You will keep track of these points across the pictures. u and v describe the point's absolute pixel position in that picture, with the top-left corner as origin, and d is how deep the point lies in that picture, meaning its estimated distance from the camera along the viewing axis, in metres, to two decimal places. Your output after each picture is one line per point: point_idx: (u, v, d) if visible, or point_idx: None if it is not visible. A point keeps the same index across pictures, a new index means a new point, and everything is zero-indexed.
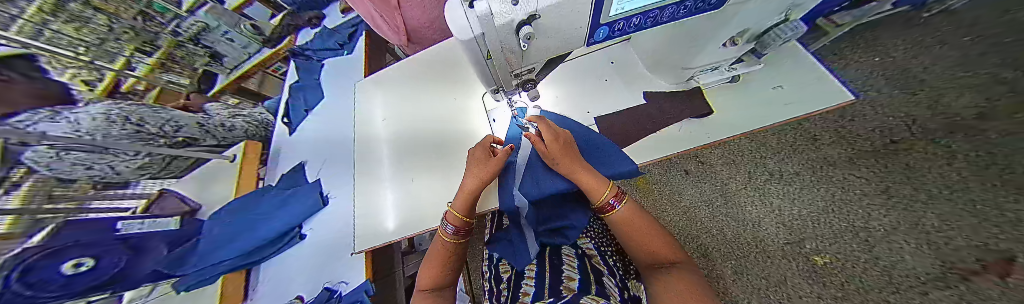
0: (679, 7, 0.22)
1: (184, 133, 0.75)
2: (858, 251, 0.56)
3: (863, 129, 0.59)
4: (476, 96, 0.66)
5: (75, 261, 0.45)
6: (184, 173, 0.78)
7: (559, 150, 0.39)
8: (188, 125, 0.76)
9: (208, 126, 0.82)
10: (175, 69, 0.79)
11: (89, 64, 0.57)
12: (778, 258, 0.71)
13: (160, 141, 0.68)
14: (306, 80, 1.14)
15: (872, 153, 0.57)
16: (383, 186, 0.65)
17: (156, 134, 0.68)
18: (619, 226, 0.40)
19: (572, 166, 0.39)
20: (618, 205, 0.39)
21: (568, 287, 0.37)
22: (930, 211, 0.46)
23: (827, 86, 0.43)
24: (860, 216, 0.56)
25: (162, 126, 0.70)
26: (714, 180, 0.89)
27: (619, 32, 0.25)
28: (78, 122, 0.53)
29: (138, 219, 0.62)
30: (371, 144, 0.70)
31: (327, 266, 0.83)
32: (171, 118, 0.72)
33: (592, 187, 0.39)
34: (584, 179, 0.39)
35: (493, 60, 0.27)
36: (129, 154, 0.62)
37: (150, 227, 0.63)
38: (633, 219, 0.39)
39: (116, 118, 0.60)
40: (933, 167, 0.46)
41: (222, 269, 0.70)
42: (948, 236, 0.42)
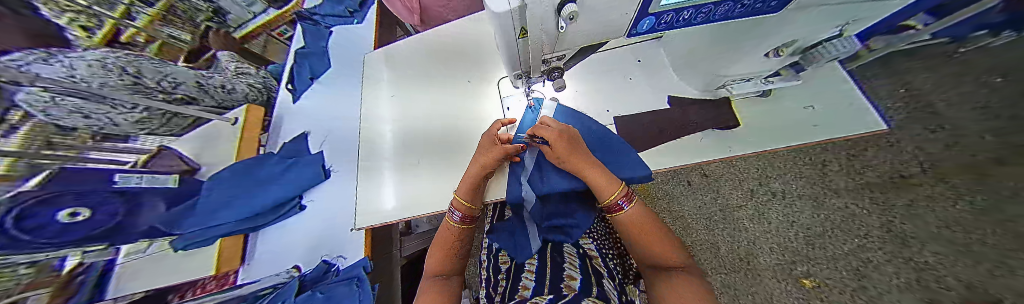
0: (735, 4, 0.20)
1: (183, 91, 0.71)
2: (848, 279, 0.54)
3: (875, 160, 0.53)
4: (491, 81, 0.63)
5: (71, 210, 0.47)
6: (184, 132, 0.75)
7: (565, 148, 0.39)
8: (186, 83, 0.73)
9: (207, 86, 0.78)
10: (177, 24, 0.77)
11: (87, 9, 0.59)
12: (770, 277, 0.72)
13: (160, 97, 0.66)
14: (312, 46, 1.09)
15: (879, 185, 0.51)
16: (388, 164, 0.64)
17: (156, 88, 0.65)
18: (627, 227, 0.40)
19: (580, 164, 0.39)
20: (625, 206, 0.39)
21: (568, 285, 0.40)
22: (925, 248, 0.42)
23: (862, 111, 0.42)
24: (855, 247, 0.54)
25: (161, 81, 0.67)
26: (715, 194, 0.90)
27: (665, 25, 0.24)
28: (73, 66, 0.52)
29: (138, 173, 0.61)
30: (378, 120, 0.68)
31: (329, 240, 0.86)
32: (169, 73, 0.70)
33: (601, 185, 0.39)
34: (593, 178, 0.39)
35: (525, 40, 0.24)
36: (128, 107, 0.60)
37: (149, 182, 0.61)
38: (641, 221, 0.39)
39: (113, 68, 0.58)
40: (934, 204, 0.42)
41: (220, 231, 0.69)
42: (938, 275, 0.39)
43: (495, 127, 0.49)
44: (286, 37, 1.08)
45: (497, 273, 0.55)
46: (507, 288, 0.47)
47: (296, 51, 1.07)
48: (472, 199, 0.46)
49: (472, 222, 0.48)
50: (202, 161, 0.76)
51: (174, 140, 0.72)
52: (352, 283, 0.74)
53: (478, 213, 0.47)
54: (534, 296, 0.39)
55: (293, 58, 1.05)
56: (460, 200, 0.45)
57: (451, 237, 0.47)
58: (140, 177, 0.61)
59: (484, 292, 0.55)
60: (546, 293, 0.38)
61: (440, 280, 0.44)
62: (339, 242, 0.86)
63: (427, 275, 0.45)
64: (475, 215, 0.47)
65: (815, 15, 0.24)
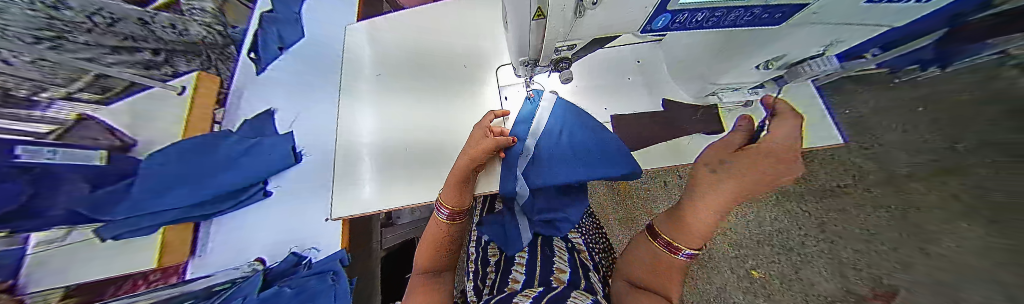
0: (744, 12, 0.21)
1: (121, 30, 0.64)
2: (777, 271, 0.59)
3: (805, 167, 0.57)
4: (489, 68, 0.60)
5: None
6: (115, 100, 0.61)
7: (746, 171, 0.32)
8: (125, 20, 0.65)
9: (153, 26, 0.70)
10: None
11: None
12: (727, 269, 0.77)
13: (82, 37, 0.57)
14: (282, 9, 0.95)
15: None
16: (371, 149, 0.59)
17: (78, 27, 0.57)
18: (652, 256, 0.41)
19: (719, 199, 0.33)
20: (685, 257, 0.38)
21: (556, 278, 0.43)
22: (824, 245, 0.47)
23: (824, 126, 0.47)
24: (787, 244, 0.58)
25: (90, 17, 0.59)
26: (690, 194, 0.96)
27: (676, 25, 0.24)
28: None
29: (49, 147, 0.51)
30: (359, 100, 0.62)
31: (302, 231, 0.80)
32: (100, 7, 0.60)
33: (699, 232, 0.36)
34: (708, 212, 0.34)
35: (542, 21, 0.22)
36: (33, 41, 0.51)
37: (65, 158, 0.52)
38: (673, 267, 0.40)
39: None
40: (829, 210, 0.46)
41: (166, 217, 0.61)
42: (825, 265, 0.46)
43: (488, 119, 0.49)
44: None
45: (487, 266, 0.55)
46: (497, 280, 0.49)
47: (261, 15, 0.92)
48: (462, 193, 0.44)
49: (464, 217, 0.46)
50: (141, 136, 0.64)
51: (100, 109, 0.59)
52: (326, 277, 0.72)
53: (468, 207, 0.46)
54: (524, 288, 0.40)
55: (257, 22, 0.91)
56: (449, 196, 0.44)
57: (441, 231, 0.46)
58: (51, 151, 0.51)
59: (472, 285, 0.56)
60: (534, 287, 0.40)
61: (431, 277, 0.43)
62: (313, 233, 0.81)
63: (417, 272, 0.44)
64: (466, 209, 0.46)
65: (814, 32, 0.25)
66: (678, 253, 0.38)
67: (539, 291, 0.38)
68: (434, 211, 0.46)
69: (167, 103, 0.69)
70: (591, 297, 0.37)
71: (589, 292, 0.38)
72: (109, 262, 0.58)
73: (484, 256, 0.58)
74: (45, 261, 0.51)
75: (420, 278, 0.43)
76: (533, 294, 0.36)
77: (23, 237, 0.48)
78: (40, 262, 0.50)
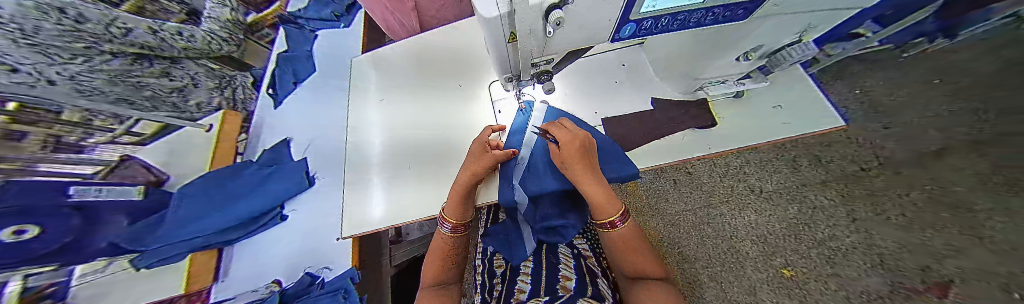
0: (706, 13, 0.22)
1: (135, 39, 0.63)
2: (821, 266, 0.58)
3: (835, 157, 0.59)
4: (481, 84, 0.64)
5: (14, 228, 0.42)
6: (150, 141, 0.69)
7: (573, 153, 0.37)
8: (138, 29, 0.64)
9: (161, 33, 0.69)
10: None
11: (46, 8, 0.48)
12: (751, 268, 0.72)
13: (102, 46, 0.58)
14: (297, 50, 1.08)
15: (845, 179, 0.56)
16: (373, 170, 0.61)
17: (145, 71, 0.67)
18: (614, 243, 0.42)
19: (581, 172, 0.38)
20: (620, 225, 0.40)
21: (563, 286, 0.42)
22: (884, 233, 0.47)
23: (823, 111, 0.46)
24: (826, 235, 0.57)
25: (153, 61, 0.68)
26: (700, 190, 0.87)
27: (644, 31, 0.25)
28: (46, 72, 0.49)
29: (96, 186, 0.56)
30: (360, 125, 0.65)
31: (315, 251, 0.82)
32: (162, 51, 0.70)
33: (599, 204, 0.39)
34: (589, 186, 0.38)
35: (515, 44, 0.24)
36: (65, 57, 0.52)
37: (111, 195, 0.57)
38: (629, 238, 0.41)
39: (50, 9, 0.48)
40: (892, 197, 0.46)
41: (191, 246, 0.65)
42: (899, 256, 0.44)
43: (486, 133, 0.49)
44: (267, 39, 1.04)
45: (493, 278, 0.54)
46: (505, 291, 0.47)
47: (278, 55, 1.05)
48: (465, 206, 0.45)
49: (466, 230, 0.47)
50: (170, 168, 0.71)
51: (139, 150, 0.66)
52: (340, 296, 0.75)
53: (469, 220, 0.47)
54: (531, 298, 0.40)
55: (275, 61, 1.03)
56: (451, 210, 0.44)
57: (446, 247, 0.46)
58: (99, 189, 0.56)
59: (479, 296, 0.53)
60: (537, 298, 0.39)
61: (438, 289, 0.44)
62: (326, 253, 0.85)
63: (425, 286, 0.45)
64: (468, 222, 0.47)
65: (786, 23, 0.27)
66: (613, 229, 0.40)
67: (546, 300, 0.37)
68: (438, 226, 0.47)
69: (196, 140, 0.78)
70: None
71: (596, 299, 0.37)
72: (138, 292, 0.60)
73: (491, 268, 0.58)
74: (89, 293, 0.53)
75: (427, 292, 0.43)
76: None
77: (67, 270, 0.51)
78: (84, 294, 0.53)
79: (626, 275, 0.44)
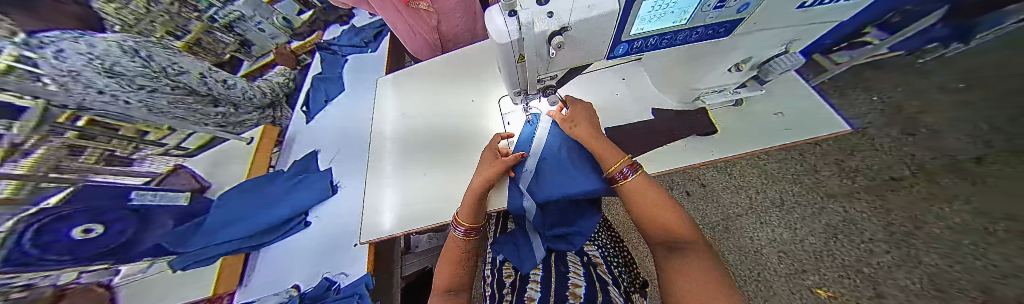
0: (691, 33, 0.26)
1: (196, 78, 0.75)
2: (859, 287, 0.48)
3: (862, 164, 0.52)
4: (491, 99, 0.69)
5: (83, 227, 0.50)
6: (198, 153, 0.79)
7: (581, 113, 0.45)
8: (191, 73, 0.74)
9: (209, 79, 0.79)
10: (218, 38, 0.89)
11: (121, 46, 0.59)
12: (781, 288, 0.64)
13: (163, 82, 0.66)
14: (329, 72, 1.22)
15: (872, 188, 0.49)
16: (389, 181, 0.63)
17: (200, 103, 0.76)
18: (628, 196, 0.38)
19: (585, 131, 0.43)
20: (630, 174, 0.38)
21: (573, 294, 0.41)
22: (934, 250, 0.39)
23: (825, 115, 0.46)
24: (860, 252, 0.49)
25: (212, 96, 0.79)
26: (716, 204, 0.87)
27: (636, 50, 0.28)
28: (117, 100, 0.58)
29: (152, 191, 0.65)
30: (382, 140, 0.70)
31: (330, 256, 0.87)
32: (215, 86, 0.80)
33: (607, 154, 0.40)
34: (592, 138, 0.41)
35: (523, 64, 0.28)
36: (132, 88, 0.60)
37: (162, 199, 0.65)
38: (646, 189, 0.37)
39: (127, 50, 0.60)
40: (932, 206, 0.40)
41: (224, 249, 0.71)
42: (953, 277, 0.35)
43: (495, 141, 0.53)
44: (303, 64, 1.19)
45: (502, 289, 0.52)
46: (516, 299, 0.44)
47: (313, 76, 1.18)
48: (478, 211, 0.46)
49: (477, 233, 0.48)
50: (215, 179, 0.79)
51: (186, 160, 0.75)
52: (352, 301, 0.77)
53: (481, 225, 0.48)
54: None
55: (310, 83, 1.16)
56: (465, 213, 0.45)
57: (458, 249, 0.48)
58: (154, 194, 0.64)
59: None
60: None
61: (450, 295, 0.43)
62: (339, 259, 0.88)
63: (437, 289, 0.45)
64: (479, 227, 0.47)
65: (767, 37, 0.30)
66: (623, 179, 0.38)
67: None
68: (451, 229, 0.48)
69: (235, 152, 0.87)
70: None
71: None
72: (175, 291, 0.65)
73: (500, 278, 0.55)
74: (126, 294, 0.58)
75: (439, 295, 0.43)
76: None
77: (114, 270, 0.57)
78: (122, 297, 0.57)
79: (654, 240, 0.36)
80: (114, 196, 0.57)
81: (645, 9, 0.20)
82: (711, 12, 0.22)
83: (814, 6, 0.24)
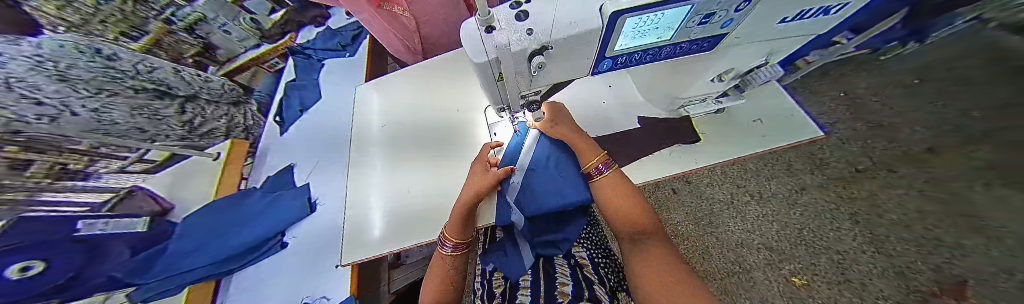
0: (674, 47, 0.25)
1: (156, 76, 0.71)
2: (829, 272, 0.55)
3: (830, 157, 0.59)
4: (477, 108, 0.67)
5: (21, 265, 0.42)
6: (160, 169, 0.72)
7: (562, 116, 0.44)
8: (162, 69, 0.73)
9: (183, 74, 0.79)
10: (181, 38, 0.79)
11: (77, 43, 0.54)
12: (760, 278, 0.68)
13: (127, 83, 0.63)
14: (304, 79, 1.17)
15: (842, 180, 0.57)
16: (374, 204, 0.59)
17: (160, 106, 0.71)
18: (602, 194, 0.41)
19: (564, 133, 0.43)
20: (606, 171, 0.41)
21: (562, 293, 0.42)
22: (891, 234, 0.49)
23: (802, 126, 0.48)
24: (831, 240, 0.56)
25: (174, 98, 0.75)
26: (699, 198, 0.86)
27: (620, 66, 0.28)
28: (68, 107, 0.52)
29: (99, 219, 0.57)
30: (362, 157, 0.66)
31: (303, 281, 0.82)
32: (178, 87, 0.76)
33: (582, 152, 0.43)
34: (574, 142, 0.43)
35: (503, 82, 0.27)
36: (90, 92, 0.56)
37: (111, 227, 0.58)
38: (619, 187, 0.40)
39: (82, 50, 0.55)
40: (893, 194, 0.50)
41: (195, 275, 0.67)
42: (914, 259, 0.44)
43: (485, 150, 0.51)
44: (276, 68, 1.14)
45: (491, 298, 0.49)
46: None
47: (287, 83, 1.14)
48: (466, 226, 0.45)
49: (466, 247, 0.47)
50: (175, 199, 0.72)
51: (149, 178, 0.69)
52: None
53: (470, 239, 0.47)
54: None
55: (282, 90, 1.12)
56: (452, 228, 0.44)
57: (444, 267, 0.47)
58: (102, 222, 0.57)
59: None
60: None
61: None
62: (317, 281, 0.83)
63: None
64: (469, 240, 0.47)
65: (750, 49, 0.30)
66: (597, 176, 0.41)
67: None
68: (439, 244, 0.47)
69: (200, 168, 0.81)
70: None
71: None
72: None
73: (489, 289, 0.52)
74: None
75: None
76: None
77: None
78: None
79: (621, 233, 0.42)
80: (51, 230, 0.49)
81: (630, 26, 0.19)
82: (694, 28, 0.22)
83: (795, 21, 0.25)
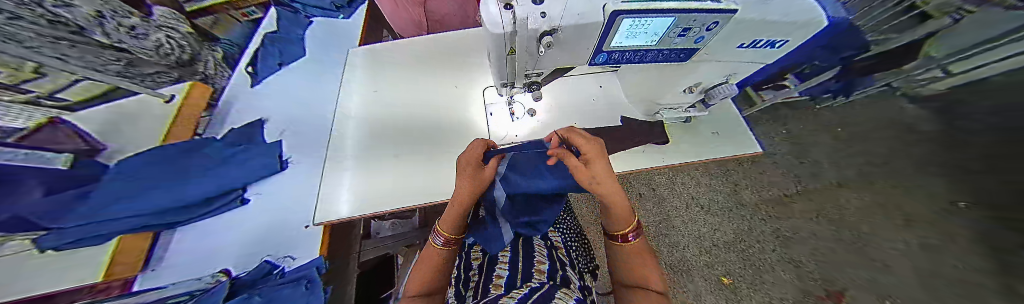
0: (659, 53, 0.29)
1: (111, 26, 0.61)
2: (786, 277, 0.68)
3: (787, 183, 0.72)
4: (475, 88, 0.68)
5: None
6: (82, 108, 0.57)
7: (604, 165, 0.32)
8: (112, 22, 0.62)
9: (111, 21, 0.61)
10: None
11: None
12: (696, 274, 0.86)
13: (87, 30, 0.56)
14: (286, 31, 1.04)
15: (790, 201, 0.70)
16: (353, 166, 0.58)
17: (119, 60, 0.62)
18: (623, 253, 0.37)
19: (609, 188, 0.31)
20: (634, 238, 0.36)
21: (538, 271, 0.47)
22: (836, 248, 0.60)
23: (745, 139, 0.58)
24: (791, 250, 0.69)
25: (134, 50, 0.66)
26: (659, 204, 1.01)
27: (613, 61, 0.31)
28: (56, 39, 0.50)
29: (18, 149, 0.44)
30: (345, 118, 0.63)
31: (273, 233, 0.71)
32: (135, 41, 0.67)
33: (622, 215, 0.34)
34: (617, 203, 0.32)
35: (513, 55, 0.29)
36: (61, 30, 0.50)
37: (23, 160, 0.43)
38: (642, 253, 0.36)
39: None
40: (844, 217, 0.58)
41: (123, 226, 0.52)
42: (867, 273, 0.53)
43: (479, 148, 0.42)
44: (252, 18, 1.01)
45: (469, 271, 0.54)
46: (481, 284, 0.46)
47: (264, 35, 1.00)
48: (461, 221, 0.40)
49: (459, 242, 0.43)
50: (117, 140, 0.59)
51: (70, 115, 0.54)
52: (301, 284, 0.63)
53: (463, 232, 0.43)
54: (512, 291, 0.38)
55: (259, 41, 0.98)
56: (448, 222, 0.40)
57: (433, 264, 0.41)
58: (13, 152, 0.42)
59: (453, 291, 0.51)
60: (525, 285, 0.39)
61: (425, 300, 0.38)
62: (291, 237, 0.73)
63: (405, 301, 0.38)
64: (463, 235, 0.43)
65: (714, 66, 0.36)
66: (626, 241, 0.36)
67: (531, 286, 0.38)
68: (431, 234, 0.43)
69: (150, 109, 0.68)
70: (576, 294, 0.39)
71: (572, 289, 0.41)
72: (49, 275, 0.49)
73: (468, 260, 0.57)
74: None
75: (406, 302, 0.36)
76: (519, 295, 0.33)
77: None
78: None
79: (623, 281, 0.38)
80: None
81: (625, 26, 0.22)
82: (676, 38, 0.26)
83: (750, 48, 0.31)
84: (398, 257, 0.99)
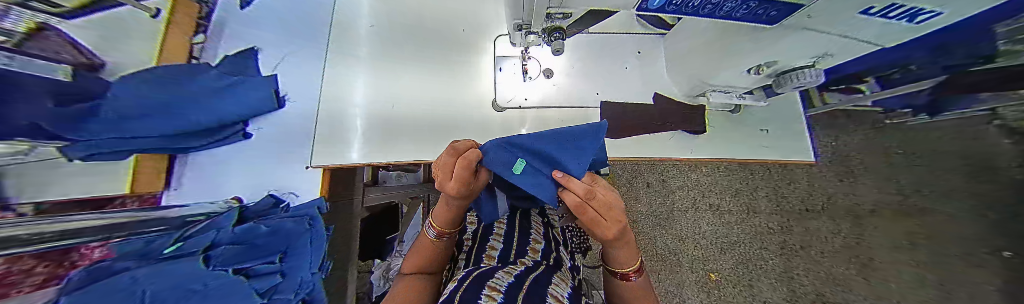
0: (741, 5, 0.21)
1: None
2: (770, 281, 0.71)
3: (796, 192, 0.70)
4: (486, 37, 0.64)
5: None
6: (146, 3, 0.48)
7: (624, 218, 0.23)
8: None
9: None
10: None
11: None
12: (686, 268, 0.90)
13: None
14: None
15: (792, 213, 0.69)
16: (364, 101, 0.61)
17: None
18: (623, 289, 0.35)
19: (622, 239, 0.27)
20: (636, 278, 0.33)
21: (532, 249, 0.45)
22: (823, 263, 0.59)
23: (800, 143, 0.49)
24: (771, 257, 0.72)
25: None
26: (668, 198, 0.97)
27: (673, 7, 0.23)
28: None
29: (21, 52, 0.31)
30: (354, 50, 0.63)
31: (262, 169, 0.58)
32: None
33: (624, 258, 0.30)
34: (618, 248, 0.29)
35: None
36: None
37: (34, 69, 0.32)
38: (643, 290, 0.34)
39: None
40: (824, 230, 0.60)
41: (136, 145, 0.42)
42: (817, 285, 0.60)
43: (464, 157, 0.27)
44: None
45: (463, 235, 0.55)
46: (472, 253, 0.47)
47: None
48: (452, 219, 0.39)
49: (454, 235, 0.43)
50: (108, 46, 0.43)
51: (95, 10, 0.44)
52: (303, 221, 0.50)
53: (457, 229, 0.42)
54: (505, 266, 0.37)
55: None
56: (441, 217, 0.39)
57: (430, 249, 0.41)
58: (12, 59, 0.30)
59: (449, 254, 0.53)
60: (519, 262, 0.39)
61: (421, 278, 0.38)
62: (289, 173, 0.60)
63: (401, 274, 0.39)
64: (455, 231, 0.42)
65: (799, 43, 0.26)
66: (628, 279, 0.33)
67: (520, 268, 0.36)
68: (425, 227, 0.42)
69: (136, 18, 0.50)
70: (569, 283, 0.39)
71: (566, 277, 0.40)
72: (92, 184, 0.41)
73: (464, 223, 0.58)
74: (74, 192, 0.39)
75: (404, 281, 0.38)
76: (516, 272, 0.35)
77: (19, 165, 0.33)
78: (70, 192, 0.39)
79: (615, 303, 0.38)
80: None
81: None
82: None
83: (877, 19, 0.19)
84: (403, 206, 1.04)
